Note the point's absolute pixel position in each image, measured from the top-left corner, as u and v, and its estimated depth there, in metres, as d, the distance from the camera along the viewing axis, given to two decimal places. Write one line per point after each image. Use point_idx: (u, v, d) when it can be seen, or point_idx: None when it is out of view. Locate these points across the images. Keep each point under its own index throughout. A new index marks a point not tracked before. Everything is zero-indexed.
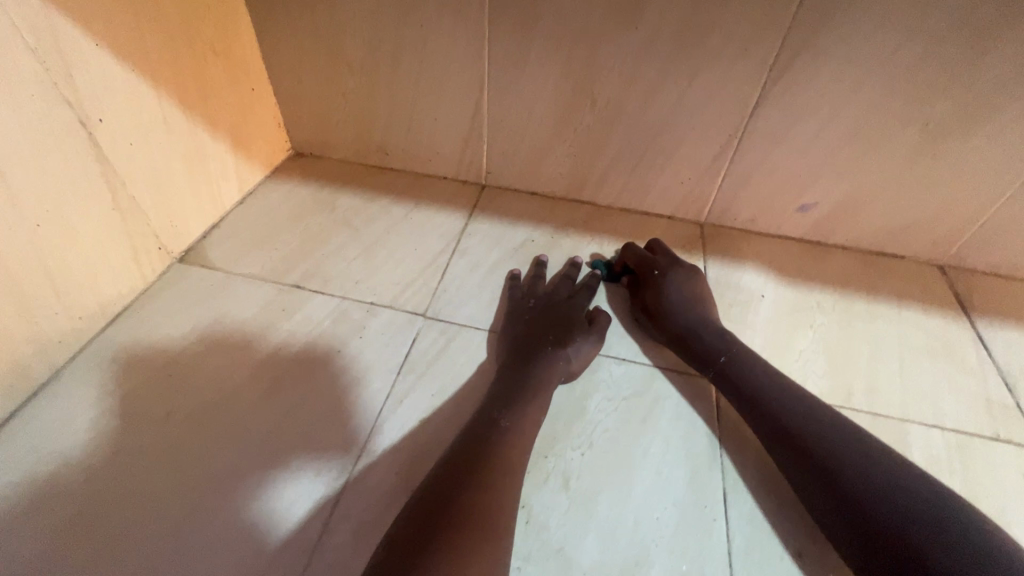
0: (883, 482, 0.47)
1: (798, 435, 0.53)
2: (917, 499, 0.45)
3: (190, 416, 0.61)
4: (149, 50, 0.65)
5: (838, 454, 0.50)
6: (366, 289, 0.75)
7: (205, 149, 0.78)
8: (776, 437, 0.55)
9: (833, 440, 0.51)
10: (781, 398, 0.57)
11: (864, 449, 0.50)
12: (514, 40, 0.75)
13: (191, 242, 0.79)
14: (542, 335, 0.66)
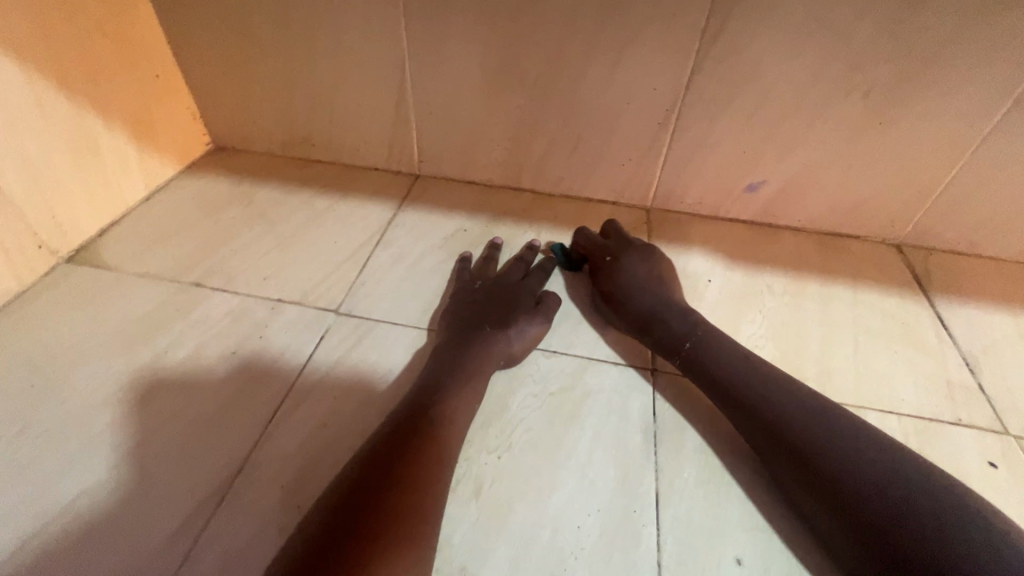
0: (870, 471, 0.42)
1: (773, 420, 0.48)
2: (905, 486, 0.41)
3: (50, 432, 0.53)
4: (11, 25, 0.59)
5: (819, 439, 0.45)
6: (275, 285, 0.68)
7: (95, 138, 0.71)
8: (748, 420, 0.50)
9: (811, 424, 0.46)
10: (749, 378, 0.52)
11: (847, 432, 0.45)
12: (430, 12, 0.69)
13: (82, 241, 0.71)
14: (483, 318, 0.61)
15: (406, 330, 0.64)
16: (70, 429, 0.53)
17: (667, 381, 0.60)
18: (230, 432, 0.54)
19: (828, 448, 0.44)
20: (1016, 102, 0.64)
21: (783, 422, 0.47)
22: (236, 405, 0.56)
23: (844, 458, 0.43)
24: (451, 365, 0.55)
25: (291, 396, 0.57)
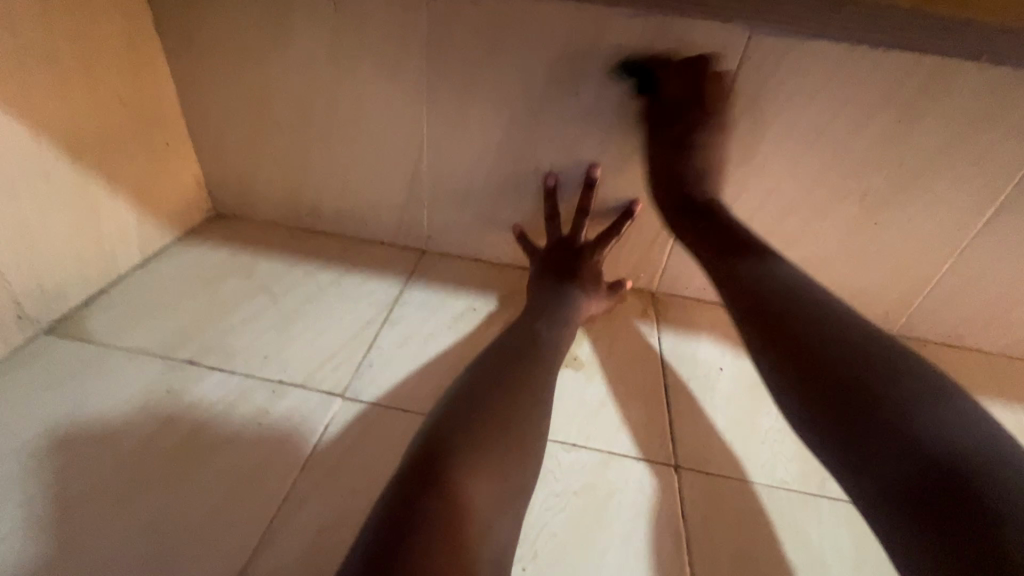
0: (911, 429, 0.43)
1: (835, 387, 0.48)
2: (968, 442, 0.41)
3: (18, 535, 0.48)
4: (32, 91, 0.58)
5: (901, 392, 0.45)
6: (277, 365, 0.65)
7: (97, 205, 0.68)
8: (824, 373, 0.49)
9: (879, 379, 0.47)
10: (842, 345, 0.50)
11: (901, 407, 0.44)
12: (453, 101, 0.72)
13: (66, 310, 0.67)
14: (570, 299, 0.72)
15: (418, 417, 0.61)
16: (40, 532, 0.49)
17: (689, 480, 0.58)
18: (225, 535, 0.50)
19: (876, 404, 0.45)
20: (996, 210, 0.70)
21: (849, 375, 0.48)
22: (230, 505, 0.52)
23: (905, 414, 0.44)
24: (486, 390, 0.53)
25: (292, 493, 0.53)
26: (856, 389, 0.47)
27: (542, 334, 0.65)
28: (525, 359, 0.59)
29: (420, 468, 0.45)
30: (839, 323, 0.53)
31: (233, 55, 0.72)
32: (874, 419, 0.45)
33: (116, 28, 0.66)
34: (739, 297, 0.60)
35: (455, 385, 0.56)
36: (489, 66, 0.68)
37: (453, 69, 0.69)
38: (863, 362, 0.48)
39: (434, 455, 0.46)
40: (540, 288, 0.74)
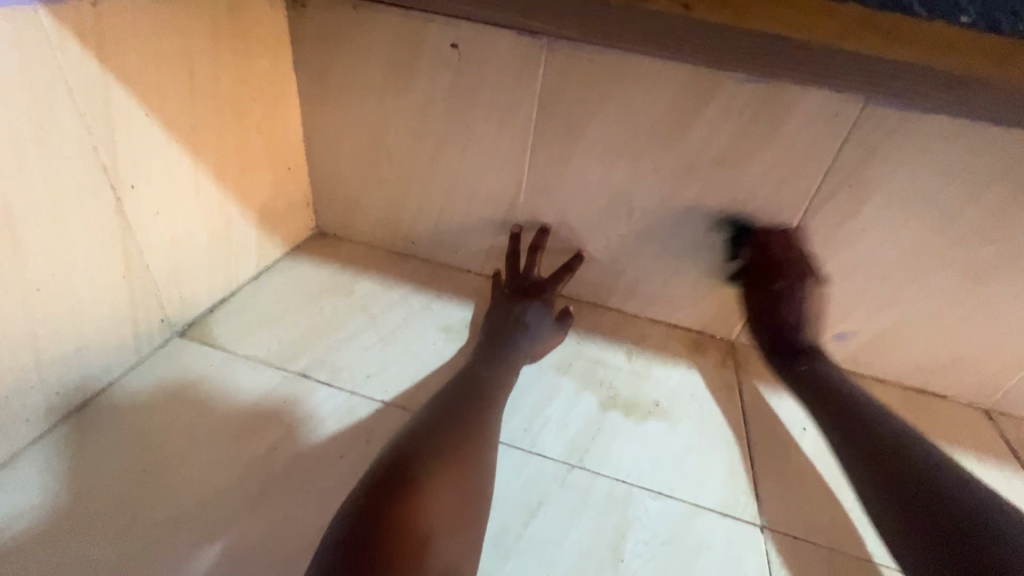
0: (937, 497, 0.53)
1: (874, 454, 0.60)
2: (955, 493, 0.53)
3: (162, 526, 0.54)
4: (200, 126, 0.65)
5: (925, 459, 0.57)
6: (378, 384, 0.70)
7: (230, 223, 0.75)
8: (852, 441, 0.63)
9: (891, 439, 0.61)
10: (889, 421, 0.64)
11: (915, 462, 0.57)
12: (557, 148, 0.76)
13: (196, 315, 0.74)
14: (506, 325, 0.75)
15: (511, 448, 0.64)
16: (182, 525, 0.54)
17: (777, 543, 0.59)
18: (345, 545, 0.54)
19: (896, 479, 0.56)
20: None
21: (886, 456, 0.59)
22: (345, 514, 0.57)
23: (902, 454, 0.58)
24: (454, 399, 0.61)
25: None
26: (890, 463, 0.58)
27: (491, 360, 0.70)
28: (478, 386, 0.64)
29: (384, 477, 0.49)
30: (877, 432, 0.63)
31: (358, 93, 0.79)
32: (877, 461, 0.59)
33: (265, 66, 0.73)
34: (815, 388, 0.73)
35: (424, 408, 0.61)
36: (596, 118, 0.72)
37: (561, 118, 0.73)
38: (882, 458, 0.59)
39: (396, 467, 0.50)
40: (495, 321, 0.77)
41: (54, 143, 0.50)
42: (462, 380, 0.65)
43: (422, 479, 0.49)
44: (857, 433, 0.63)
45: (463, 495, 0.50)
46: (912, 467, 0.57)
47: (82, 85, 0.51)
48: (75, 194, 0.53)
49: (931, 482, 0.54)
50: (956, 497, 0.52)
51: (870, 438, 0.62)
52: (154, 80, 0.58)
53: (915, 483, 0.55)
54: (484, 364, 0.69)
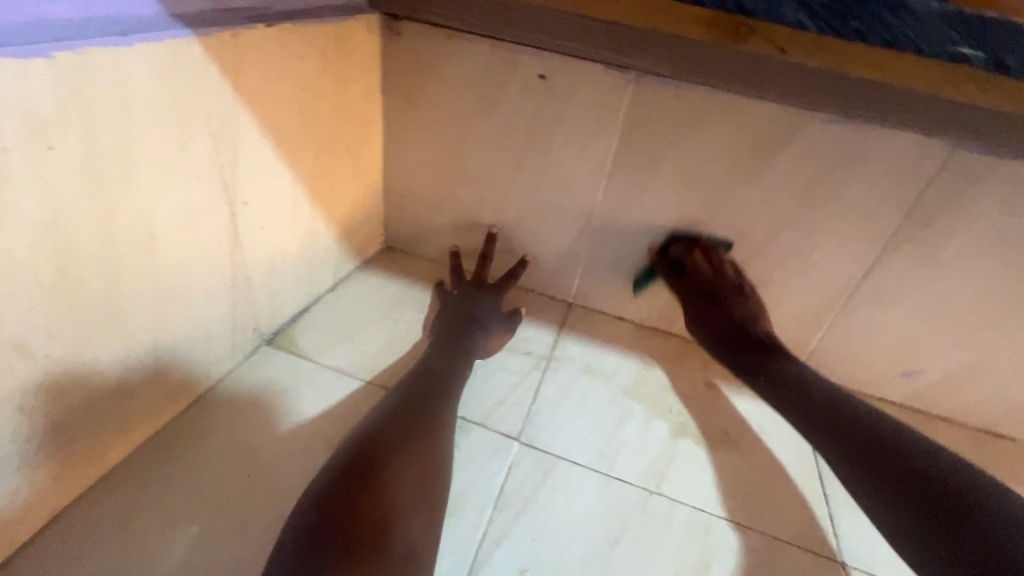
0: (954, 498, 0.48)
1: (874, 443, 0.56)
2: (962, 489, 0.49)
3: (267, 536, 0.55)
4: (302, 146, 0.68)
5: (896, 454, 0.54)
6: (458, 400, 0.72)
7: (317, 238, 0.78)
8: (828, 432, 0.60)
9: (874, 433, 0.57)
10: (868, 417, 0.59)
11: (913, 455, 0.53)
12: (634, 177, 0.78)
13: (282, 324, 0.76)
14: (464, 322, 0.78)
15: (590, 473, 0.65)
16: None
17: None
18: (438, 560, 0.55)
19: (874, 476, 0.54)
20: None
21: (861, 451, 0.56)
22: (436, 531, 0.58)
23: (893, 447, 0.55)
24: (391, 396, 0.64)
25: (487, 535, 0.58)
26: (872, 459, 0.55)
27: (451, 356, 0.72)
28: (433, 381, 0.67)
29: (356, 475, 0.52)
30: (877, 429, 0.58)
31: (442, 117, 0.81)
32: (863, 445, 0.56)
33: (360, 88, 0.76)
34: (773, 377, 0.69)
35: (378, 405, 0.63)
36: (676, 151, 0.74)
37: (641, 151, 0.75)
38: (866, 454, 0.55)
39: (358, 466, 0.53)
40: (447, 315, 0.80)
41: (191, 162, 0.53)
42: (424, 375, 0.68)
43: (387, 474, 0.52)
44: (845, 427, 0.59)
45: (415, 493, 0.52)
46: (929, 462, 0.52)
47: (218, 110, 0.54)
48: (202, 210, 0.56)
49: (929, 481, 0.50)
50: (950, 488, 0.49)
51: (869, 433, 0.57)
52: (272, 104, 0.61)
53: (908, 478, 0.51)
54: (439, 358, 0.72)
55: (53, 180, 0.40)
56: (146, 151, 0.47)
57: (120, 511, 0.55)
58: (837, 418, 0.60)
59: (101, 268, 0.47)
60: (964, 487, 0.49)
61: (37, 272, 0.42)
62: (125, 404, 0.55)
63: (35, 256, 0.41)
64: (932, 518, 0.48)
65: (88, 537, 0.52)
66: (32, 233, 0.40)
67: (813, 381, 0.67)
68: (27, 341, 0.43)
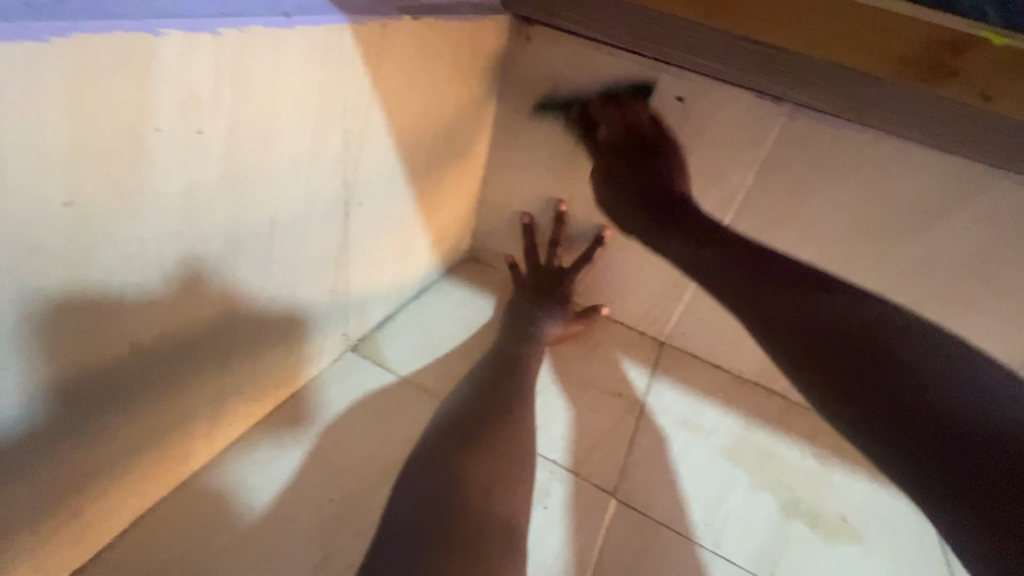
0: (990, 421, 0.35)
1: (822, 346, 0.43)
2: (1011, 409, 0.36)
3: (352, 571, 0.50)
4: (418, 147, 0.63)
5: (911, 369, 0.39)
6: (547, 441, 0.66)
7: (414, 241, 0.72)
8: (781, 339, 0.46)
9: (836, 321, 0.44)
10: (833, 306, 0.45)
11: (906, 358, 0.40)
12: (767, 218, 0.69)
13: (367, 330, 0.71)
14: (536, 310, 0.73)
15: (692, 545, 0.60)
16: None
17: None
18: None
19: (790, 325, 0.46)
20: None
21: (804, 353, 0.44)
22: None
23: (869, 343, 0.41)
24: (476, 395, 0.60)
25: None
26: (861, 367, 0.41)
27: (519, 344, 0.69)
28: (511, 371, 0.65)
29: (428, 494, 0.49)
30: (868, 321, 0.43)
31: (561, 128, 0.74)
32: (836, 367, 0.42)
33: (478, 92, 0.70)
34: (705, 268, 0.57)
35: (460, 384, 0.63)
36: (822, 196, 0.66)
37: (783, 191, 0.67)
38: (808, 314, 0.46)
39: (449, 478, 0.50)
40: (519, 305, 0.74)
41: (320, 155, 0.48)
42: (493, 365, 0.65)
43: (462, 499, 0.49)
44: (813, 340, 0.44)
45: (488, 490, 0.51)
46: (906, 360, 0.39)
47: (354, 103, 0.50)
48: (321, 206, 0.51)
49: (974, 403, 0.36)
50: (981, 407, 0.36)
51: (796, 322, 0.46)
52: (400, 99, 0.56)
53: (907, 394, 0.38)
54: (514, 344, 0.69)
55: (195, 165, 0.37)
56: (283, 138, 0.43)
57: (196, 529, 0.49)
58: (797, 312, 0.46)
59: (224, 261, 0.43)
60: (953, 404, 0.36)
61: (167, 263, 0.38)
62: (215, 406, 0.50)
63: (166, 246, 0.38)
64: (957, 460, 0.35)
65: (166, 549, 0.47)
66: (169, 222, 0.37)
67: (760, 260, 0.54)
68: (144, 334, 0.40)
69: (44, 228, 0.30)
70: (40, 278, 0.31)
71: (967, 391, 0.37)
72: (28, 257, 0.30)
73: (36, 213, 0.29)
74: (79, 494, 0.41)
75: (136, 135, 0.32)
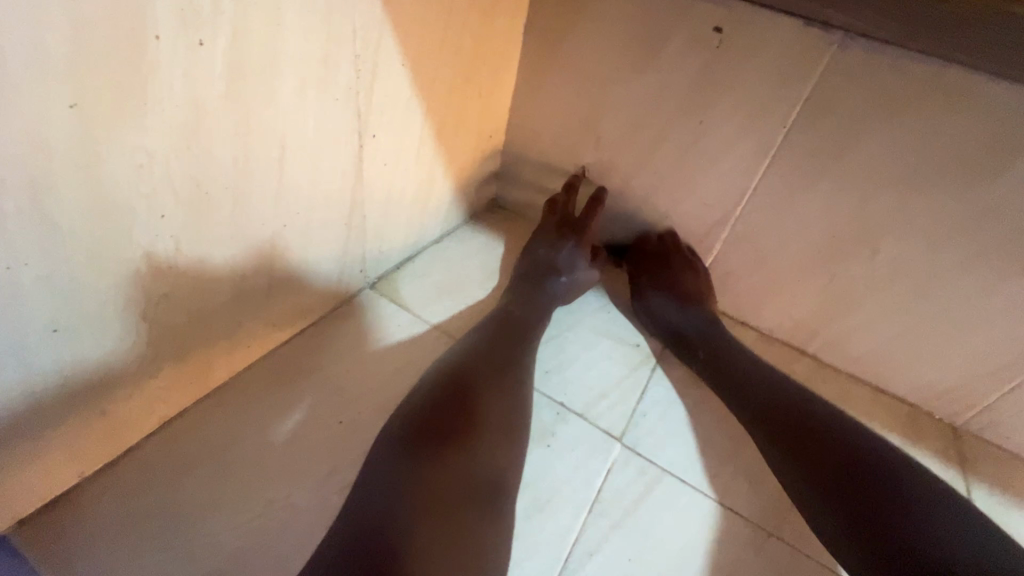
0: (887, 494, 0.45)
1: (772, 398, 0.56)
2: (881, 455, 0.48)
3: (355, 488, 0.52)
4: (435, 81, 0.62)
5: (831, 445, 0.49)
6: (558, 383, 0.65)
7: (432, 185, 0.72)
8: (719, 369, 0.63)
9: (759, 378, 0.59)
10: (758, 365, 0.61)
11: (842, 425, 0.51)
12: (810, 163, 0.62)
13: (385, 270, 0.72)
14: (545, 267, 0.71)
15: (698, 496, 0.59)
16: None
17: None
18: (526, 558, 0.53)
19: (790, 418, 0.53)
20: None
21: (804, 438, 0.51)
22: (528, 525, 0.54)
23: (782, 394, 0.56)
24: (484, 340, 0.58)
25: (579, 541, 0.54)
26: (807, 438, 0.51)
27: (526, 300, 0.67)
28: (518, 322, 0.62)
29: (426, 425, 0.46)
30: (779, 382, 0.58)
31: (587, 66, 0.69)
32: (771, 411, 0.55)
33: (501, 28, 0.67)
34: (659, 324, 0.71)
35: (464, 335, 0.60)
36: (872, 139, 0.58)
37: (829, 132, 0.60)
38: (824, 425, 0.51)
39: (453, 412, 0.48)
40: (528, 263, 0.72)
41: (330, 81, 0.48)
42: (499, 317, 0.62)
43: (465, 434, 0.46)
44: (751, 391, 0.58)
45: (492, 427, 0.48)
46: (808, 409, 0.53)
47: (363, 27, 0.48)
48: (333, 135, 0.51)
49: (856, 457, 0.48)
50: (879, 457, 0.47)
51: (733, 372, 0.61)
52: (413, 26, 0.54)
53: (865, 494, 0.45)
54: (520, 305, 0.65)
55: (201, 81, 0.37)
56: (290, 61, 0.43)
57: (206, 442, 0.51)
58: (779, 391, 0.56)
59: (234, 183, 0.44)
60: (850, 458, 0.48)
61: (175, 179, 0.39)
62: (234, 329, 0.53)
63: (176, 161, 0.39)
64: (856, 514, 0.45)
65: (186, 453, 0.50)
66: (174, 138, 0.38)
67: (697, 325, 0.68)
68: (157, 249, 0.41)
69: (52, 129, 0.31)
70: (48, 179, 0.33)
71: (874, 450, 0.49)
72: (36, 158, 0.31)
73: (43, 114, 0.31)
74: (102, 396, 0.44)
75: (137, 42, 0.33)
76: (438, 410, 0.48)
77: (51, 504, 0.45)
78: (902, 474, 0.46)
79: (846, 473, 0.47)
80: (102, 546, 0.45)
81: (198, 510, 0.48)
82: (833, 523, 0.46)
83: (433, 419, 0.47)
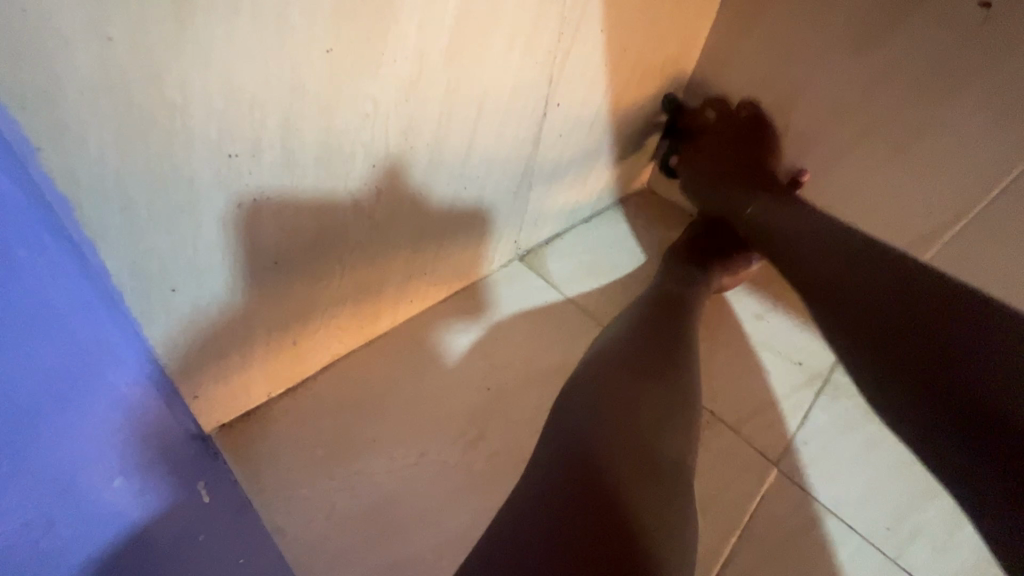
0: (928, 366, 0.45)
1: (870, 322, 0.50)
2: (922, 352, 0.45)
3: (497, 457, 0.52)
4: (624, 47, 0.56)
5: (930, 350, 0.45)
6: (709, 391, 0.60)
7: (596, 159, 0.68)
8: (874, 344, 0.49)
9: (874, 303, 0.50)
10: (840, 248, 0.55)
11: (884, 311, 0.49)
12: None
13: (536, 243, 0.70)
14: (703, 252, 0.64)
15: (867, 546, 0.52)
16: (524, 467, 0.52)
17: None
18: None
19: (863, 307, 0.50)
20: None
21: (898, 335, 0.47)
22: None
23: (879, 289, 0.50)
24: (648, 324, 0.54)
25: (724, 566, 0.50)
26: (897, 350, 0.47)
27: (689, 283, 0.61)
28: (678, 307, 0.58)
29: (596, 406, 0.44)
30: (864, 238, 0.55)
31: (796, 43, 0.58)
32: (873, 335, 0.49)
33: None
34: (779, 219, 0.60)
35: (619, 316, 0.56)
36: None
37: None
38: (900, 297, 0.48)
39: (623, 397, 0.45)
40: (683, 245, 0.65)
41: (531, 40, 0.46)
42: (659, 296, 0.59)
43: (640, 422, 0.43)
44: (891, 339, 0.48)
45: (662, 418, 0.45)
46: (893, 314, 0.48)
47: None
48: (521, 96, 0.49)
49: (925, 343, 0.45)
50: (921, 335, 0.46)
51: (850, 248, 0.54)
52: None
53: (937, 384, 0.44)
54: (682, 285, 0.60)
55: (432, 32, 0.37)
56: (505, 14, 0.41)
57: (366, 387, 0.54)
58: (939, 294, 0.47)
59: (435, 138, 0.44)
60: (924, 335, 0.46)
61: (391, 129, 0.40)
62: (402, 283, 0.54)
63: (394, 111, 0.39)
64: (936, 410, 0.44)
65: (348, 394, 0.54)
66: (400, 89, 0.39)
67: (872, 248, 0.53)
68: (364, 197, 0.43)
69: (307, 68, 0.33)
70: (297, 118, 0.34)
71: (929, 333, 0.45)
72: (294, 98, 0.33)
73: (303, 51, 0.32)
74: (295, 330, 0.48)
75: None
76: (606, 392, 0.45)
77: (240, 417, 0.50)
78: (933, 360, 0.45)
79: (931, 383, 0.44)
80: (283, 465, 0.49)
81: (359, 451, 0.51)
82: (961, 444, 0.42)
83: (603, 401, 0.44)
